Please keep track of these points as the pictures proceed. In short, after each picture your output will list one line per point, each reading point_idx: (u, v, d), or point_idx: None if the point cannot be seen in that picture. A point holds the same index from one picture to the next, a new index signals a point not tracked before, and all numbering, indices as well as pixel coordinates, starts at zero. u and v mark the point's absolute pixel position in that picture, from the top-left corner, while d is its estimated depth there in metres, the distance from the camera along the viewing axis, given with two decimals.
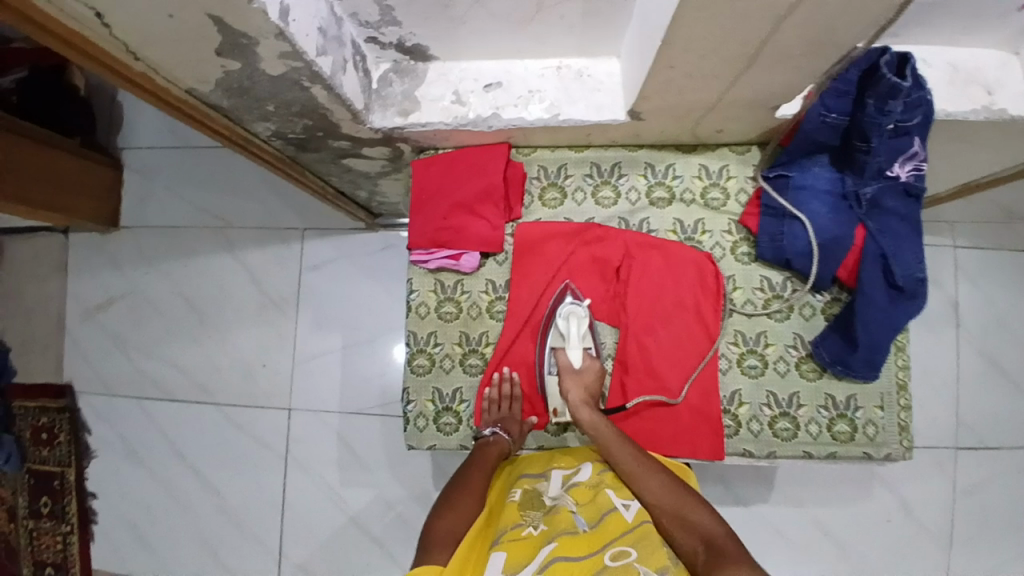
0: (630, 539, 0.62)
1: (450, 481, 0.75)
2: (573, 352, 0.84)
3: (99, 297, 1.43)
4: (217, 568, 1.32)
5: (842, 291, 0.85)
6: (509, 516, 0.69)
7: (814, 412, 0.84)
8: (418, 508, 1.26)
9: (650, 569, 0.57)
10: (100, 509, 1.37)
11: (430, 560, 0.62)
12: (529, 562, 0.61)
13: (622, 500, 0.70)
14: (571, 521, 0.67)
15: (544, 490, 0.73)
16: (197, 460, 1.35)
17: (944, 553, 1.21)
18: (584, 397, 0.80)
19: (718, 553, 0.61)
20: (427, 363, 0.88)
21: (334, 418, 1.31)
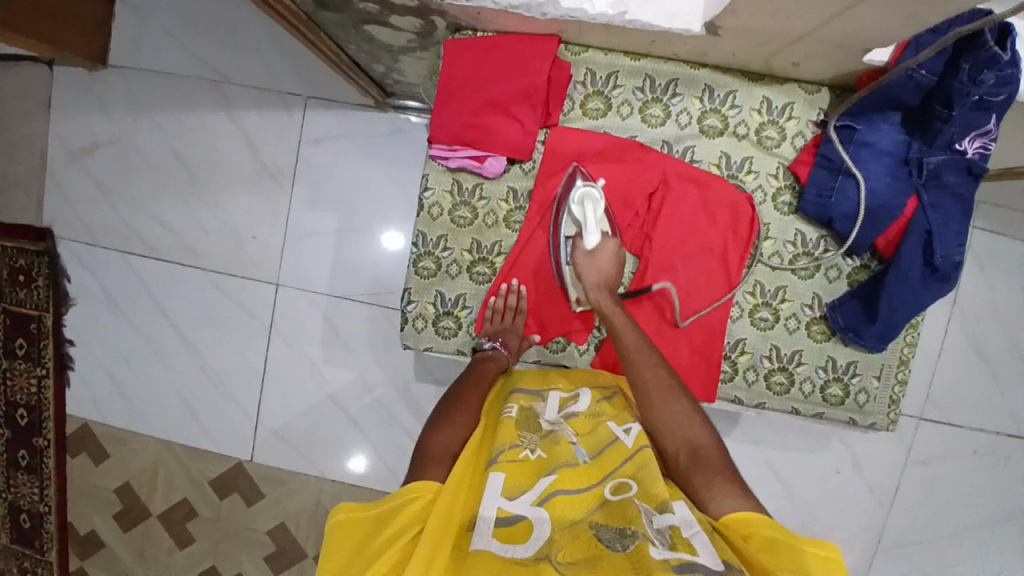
0: (629, 470, 0.59)
1: (441, 404, 0.70)
2: (590, 236, 0.78)
3: (83, 138, 1.33)
4: (194, 427, 1.34)
5: (873, 259, 0.81)
6: (505, 433, 0.63)
7: (812, 371, 0.83)
8: (396, 399, 1.27)
9: (650, 506, 0.53)
10: (78, 356, 1.37)
11: (424, 475, 0.58)
12: (528, 488, 0.56)
13: (623, 428, 0.67)
14: (570, 453, 0.61)
15: (540, 413, 0.69)
16: (180, 322, 1.33)
17: (887, 512, 1.28)
18: (599, 279, 0.77)
19: (700, 460, 0.61)
20: (432, 267, 0.84)
21: (321, 299, 1.28)
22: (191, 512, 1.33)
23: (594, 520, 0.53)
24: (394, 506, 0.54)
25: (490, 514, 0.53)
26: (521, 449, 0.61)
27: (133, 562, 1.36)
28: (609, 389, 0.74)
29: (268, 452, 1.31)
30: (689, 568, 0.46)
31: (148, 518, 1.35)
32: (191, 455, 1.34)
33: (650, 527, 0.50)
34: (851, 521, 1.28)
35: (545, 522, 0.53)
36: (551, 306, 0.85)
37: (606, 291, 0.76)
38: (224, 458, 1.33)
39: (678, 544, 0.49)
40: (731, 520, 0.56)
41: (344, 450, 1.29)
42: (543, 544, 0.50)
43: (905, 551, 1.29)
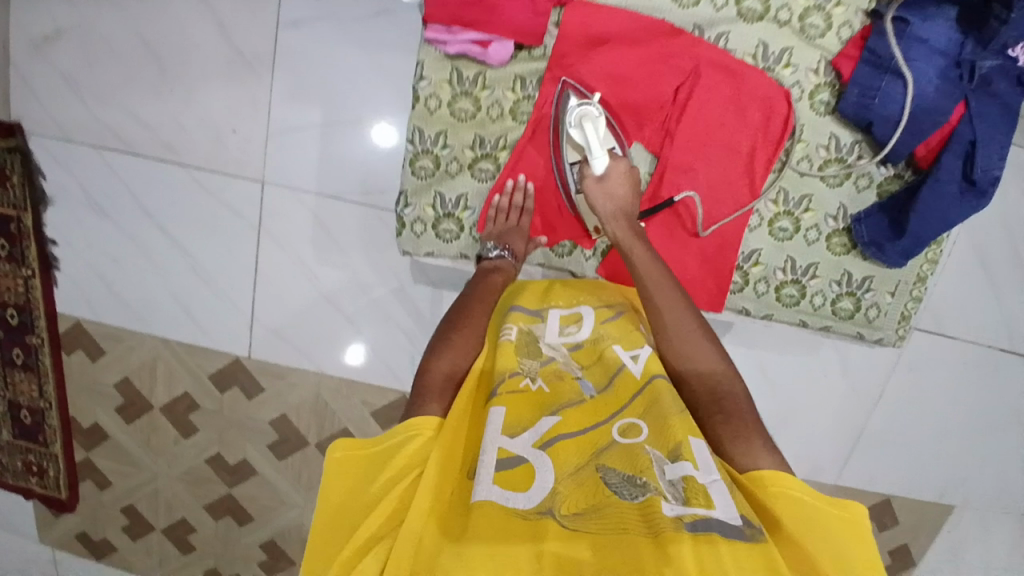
0: (638, 408, 0.56)
1: (441, 325, 0.67)
2: (597, 161, 0.71)
3: (42, 20, 1.12)
4: (189, 326, 1.24)
5: (908, 169, 0.76)
6: (504, 359, 0.60)
7: (824, 285, 0.81)
8: (388, 296, 1.20)
9: (663, 455, 0.50)
10: (63, 256, 1.22)
11: (424, 409, 0.55)
12: (529, 426, 0.53)
13: (631, 352, 0.63)
14: (576, 389, 0.59)
15: (540, 336, 0.67)
16: (165, 221, 1.19)
17: (870, 410, 1.19)
18: (614, 207, 0.71)
19: (725, 410, 0.57)
20: (430, 166, 0.81)
21: (309, 199, 1.15)
22: (194, 404, 1.28)
23: (601, 464, 0.50)
24: (397, 444, 0.52)
25: (490, 457, 0.49)
26: (521, 377, 0.59)
27: (139, 450, 1.32)
28: (614, 309, 0.71)
29: (268, 349, 1.24)
30: (704, 526, 0.44)
31: (151, 411, 1.29)
32: (188, 351, 1.25)
33: (662, 481, 0.48)
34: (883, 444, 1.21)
35: (548, 469, 0.50)
36: (556, 188, 0.81)
37: (624, 223, 0.70)
38: (220, 354, 1.25)
39: (691, 497, 0.46)
40: (751, 480, 0.51)
41: (338, 343, 1.21)
42: (546, 495, 0.48)
43: (883, 447, 1.21)
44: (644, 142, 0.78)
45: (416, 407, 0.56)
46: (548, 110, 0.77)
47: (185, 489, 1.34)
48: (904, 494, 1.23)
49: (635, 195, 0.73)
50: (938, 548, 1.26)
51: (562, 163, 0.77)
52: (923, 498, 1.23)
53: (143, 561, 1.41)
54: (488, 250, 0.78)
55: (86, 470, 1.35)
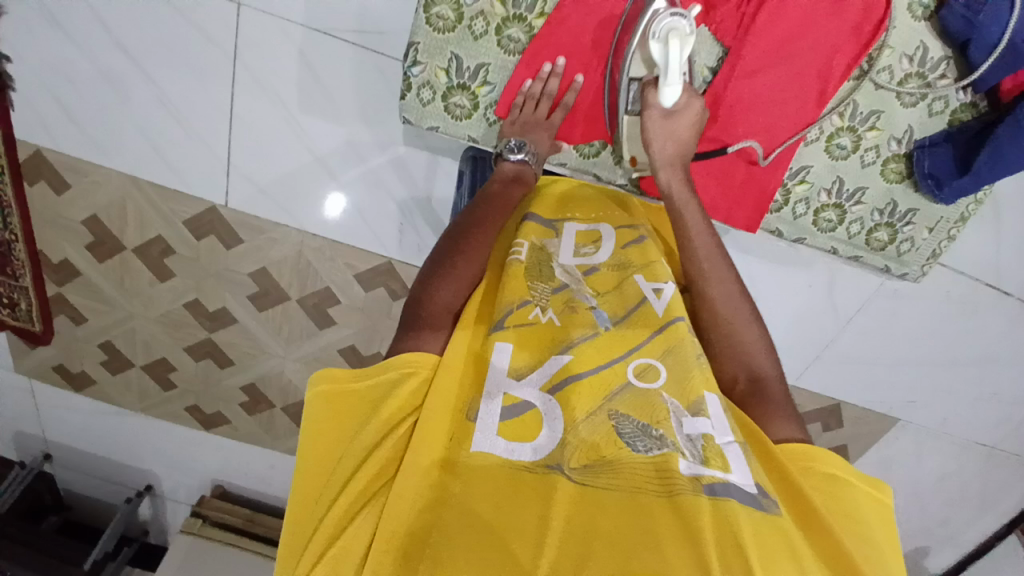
0: (657, 348, 0.51)
1: (442, 246, 0.60)
2: (668, 89, 0.65)
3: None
4: (161, 167, 1.06)
5: (985, 100, 0.69)
6: (512, 282, 0.56)
7: (866, 213, 0.80)
8: (380, 161, 1.04)
9: (682, 407, 0.47)
10: (16, 73, 0.99)
11: (424, 347, 0.53)
12: (536, 367, 0.50)
13: (653, 285, 0.57)
14: (589, 318, 0.53)
15: (554, 255, 0.61)
16: (129, 40, 0.96)
17: (839, 327, 1.13)
18: (674, 154, 0.66)
19: (762, 392, 0.55)
20: (451, 20, 0.71)
21: (297, 33, 0.94)
22: (169, 251, 1.15)
23: (613, 411, 0.46)
24: (390, 383, 0.50)
25: (494, 405, 0.47)
26: (532, 308, 0.54)
27: (113, 290, 1.21)
28: (639, 232, 0.65)
29: (245, 201, 1.08)
30: (721, 491, 0.42)
31: (124, 253, 1.16)
32: (163, 195, 1.08)
33: (680, 436, 0.45)
34: (875, 377, 1.18)
35: (557, 417, 0.46)
36: (603, 109, 0.75)
37: (677, 168, 0.66)
38: (196, 199, 1.09)
39: (710, 458, 0.44)
40: (790, 451, 0.50)
41: (315, 199, 1.07)
42: (556, 445, 0.45)
43: (844, 359, 1.17)
44: (713, 26, 0.68)
45: (416, 341, 0.54)
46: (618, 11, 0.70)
47: (163, 332, 1.26)
48: (857, 403, 1.21)
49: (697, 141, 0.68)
50: (868, 456, 1.28)
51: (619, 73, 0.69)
52: (876, 410, 1.23)
53: (124, 397, 1.37)
54: (507, 153, 0.69)
55: (59, 305, 1.25)
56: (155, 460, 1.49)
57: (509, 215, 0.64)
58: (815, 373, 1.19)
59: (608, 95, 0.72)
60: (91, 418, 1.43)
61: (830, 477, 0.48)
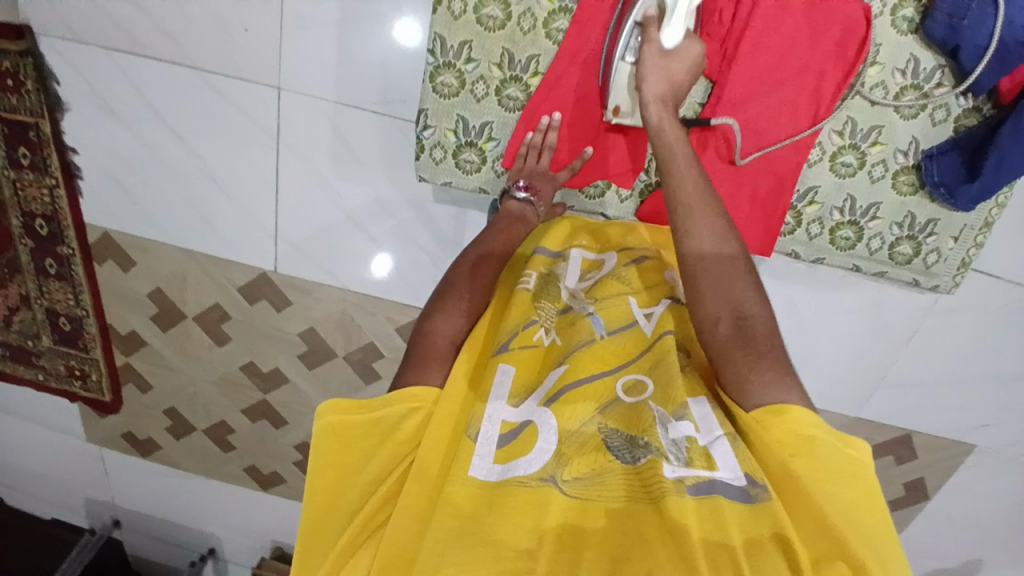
0: (644, 365, 0.61)
1: (444, 281, 0.67)
2: (669, 33, 0.67)
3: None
4: (215, 239, 1.15)
5: (988, 102, 0.70)
6: (518, 308, 0.65)
7: (885, 227, 0.79)
8: (410, 217, 1.08)
9: (667, 412, 0.55)
10: (87, 167, 1.11)
11: (424, 380, 0.57)
12: (535, 390, 0.58)
13: (643, 310, 0.67)
14: (588, 328, 0.64)
15: (561, 278, 0.71)
16: (183, 127, 1.05)
17: (898, 350, 1.05)
18: (664, 91, 0.67)
19: (746, 335, 0.58)
20: (454, 86, 0.77)
21: (329, 108, 1.00)
22: (225, 316, 1.23)
23: (603, 425, 0.54)
24: (392, 419, 0.53)
25: (494, 430, 0.53)
26: (536, 330, 0.63)
27: (177, 357, 1.30)
28: (638, 251, 0.74)
29: (291, 264, 1.15)
30: (708, 489, 0.48)
31: (185, 321, 1.25)
32: (218, 264, 1.17)
33: (665, 440, 0.52)
34: (945, 407, 1.09)
35: (551, 428, 0.54)
36: (602, 153, 0.79)
37: (666, 106, 0.67)
38: (247, 266, 1.17)
39: (695, 459, 0.51)
40: (764, 410, 0.55)
41: (361, 260, 1.12)
42: (548, 458, 0.51)
43: (908, 383, 1.08)
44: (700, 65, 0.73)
45: (421, 375, 0.57)
46: None
47: (221, 394, 1.34)
48: (925, 430, 1.12)
49: (688, 84, 0.69)
50: (946, 483, 1.19)
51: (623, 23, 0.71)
52: (944, 437, 1.14)
53: (188, 460, 1.44)
54: (513, 192, 0.76)
55: (126, 373, 1.35)
56: (217, 521, 1.54)
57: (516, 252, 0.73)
58: (878, 400, 1.11)
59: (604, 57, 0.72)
60: (157, 481, 1.51)
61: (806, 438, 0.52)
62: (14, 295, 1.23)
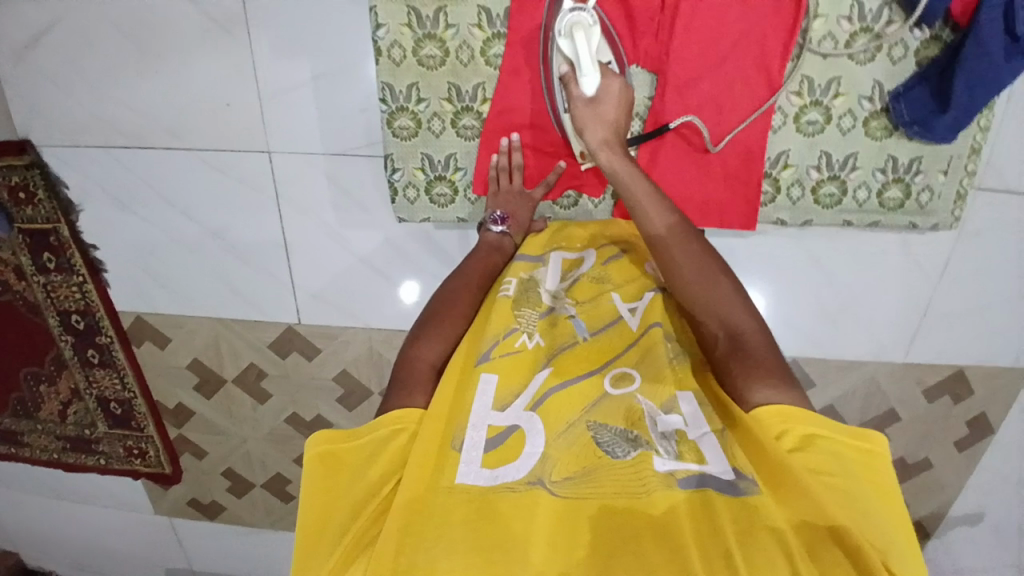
0: (632, 359, 0.65)
1: (428, 308, 0.69)
2: (586, 81, 0.68)
3: (15, 24, 0.97)
4: (238, 303, 1.20)
5: (945, 28, 0.69)
6: (501, 318, 0.66)
7: (867, 176, 0.77)
8: (417, 247, 1.10)
9: (655, 405, 0.59)
10: (109, 259, 1.17)
11: (410, 401, 0.59)
12: (521, 391, 0.60)
13: (628, 305, 0.71)
14: (570, 330, 0.68)
15: (541, 281, 0.73)
16: (188, 205, 1.10)
17: (931, 286, 0.99)
18: (606, 135, 0.69)
19: (741, 347, 0.59)
20: (411, 126, 0.79)
21: (319, 161, 1.03)
22: (263, 372, 1.27)
23: (591, 422, 0.57)
24: (380, 439, 0.56)
25: (481, 436, 0.55)
26: (518, 336, 0.65)
27: (225, 422, 1.36)
28: (616, 247, 0.77)
29: (313, 314, 1.19)
30: (698, 482, 0.51)
31: (226, 385, 1.30)
32: (245, 326, 1.22)
33: (653, 434, 0.56)
34: (996, 339, 1.03)
35: (538, 433, 0.56)
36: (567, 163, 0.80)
37: (613, 147, 0.69)
38: (274, 322, 1.21)
39: (684, 452, 0.54)
40: (763, 413, 0.54)
41: (380, 297, 1.15)
42: (536, 462, 0.54)
43: (949, 317, 1.01)
44: (641, 61, 0.74)
45: (404, 396, 0.59)
46: (538, 25, 0.73)
47: (273, 448, 1.38)
48: (979, 364, 1.05)
49: (626, 119, 0.70)
50: (1014, 417, 1.11)
51: (551, 78, 0.73)
52: (998, 364, 1.06)
53: (253, 516, 1.50)
54: (491, 224, 0.77)
55: (181, 445, 1.41)
56: (293, 570, 1.59)
57: (493, 268, 0.75)
58: (922, 343, 1.04)
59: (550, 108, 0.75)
60: (228, 543, 1.56)
61: (808, 436, 0.53)
62: (65, 389, 1.31)
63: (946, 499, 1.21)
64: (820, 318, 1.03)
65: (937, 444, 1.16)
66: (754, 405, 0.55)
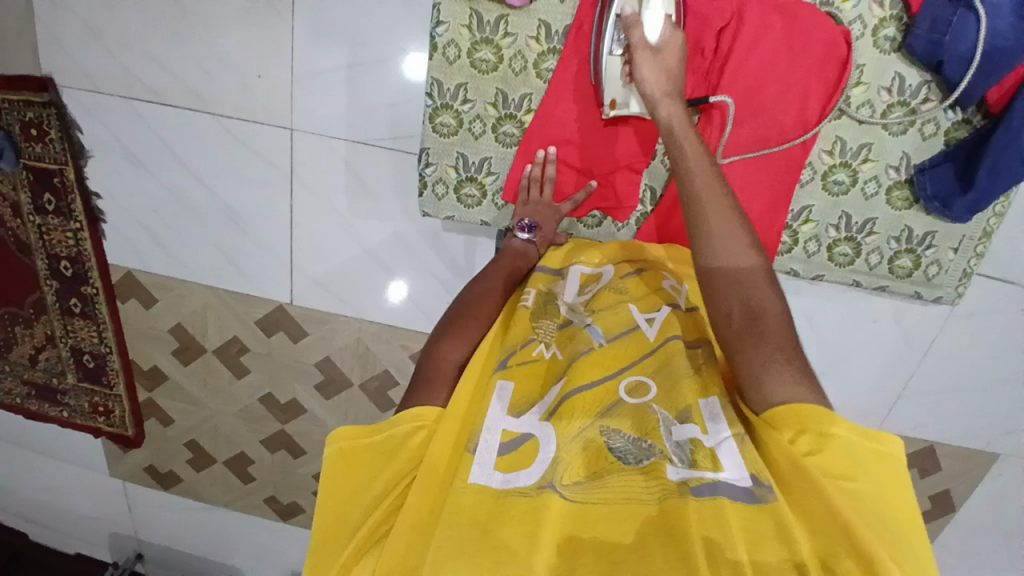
0: (649, 367, 0.64)
1: (450, 312, 0.69)
2: (650, 26, 0.67)
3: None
4: (233, 273, 1.19)
5: (977, 113, 0.72)
6: (518, 326, 0.67)
7: (882, 242, 0.80)
8: (424, 246, 1.10)
9: (671, 416, 0.58)
10: (109, 210, 1.16)
11: (429, 400, 0.59)
12: (536, 402, 0.61)
13: (645, 315, 0.70)
14: (586, 338, 0.67)
15: (560, 295, 0.74)
16: (201, 169, 1.10)
17: (917, 358, 1.01)
18: (667, 88, 0.66)
19: (756, 326, 0.59)
20: (452, 124, 0.80)
21: (340, 146, 1.04)
22: (245, 348, 1.26)
23: (606, 427, 0.57)
24: (398, 437, 0.56)
25: (495, 439, 0.55)
26: (535, 346, 0.66)
27: (198, 391, 1.34)
28: (637, 266, 0.78)
29: (309, 296, 1.18)
30: (710, 489, 0.51)
31: (205, 355, 1.29)
32: (236, 298, 1.21)
33: (669, 445, 0.55)
34: (971, 418, 1.06)
35: (550, 441, 0.56)
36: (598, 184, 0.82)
37: (675, 103, 0.66)
38: (264, 299, 1.20)
39: (699, 460, 0.54)
40: (779, 414, 0.55)
41: (379, 290, 1.15)
42: (548, 467, 0.54)
43: (931, 390, 1.04)
44: None
45: (424, 397, 0.59)
46: None
47: (242, 425, 1.37)
48: (952, 442, 1.08)
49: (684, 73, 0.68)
50: (978, 498, 1.13)
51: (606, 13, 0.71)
52: (969, 446, 1.09)
53: (210, 492, 1.47)
54: (518, 231, 0.79)
55: (149, 408, 1.38)
56: (241, 553, 1.56)
57: (516, 279, 0.75)
58: (901, 413, 1.07)
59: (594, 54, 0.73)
60: (180, 515, 1.53)
61: (824, 436, 0.53)
62: (40, 335, 1.28)
63: None
64: None
65: None
66: (767, 405, 0.56)
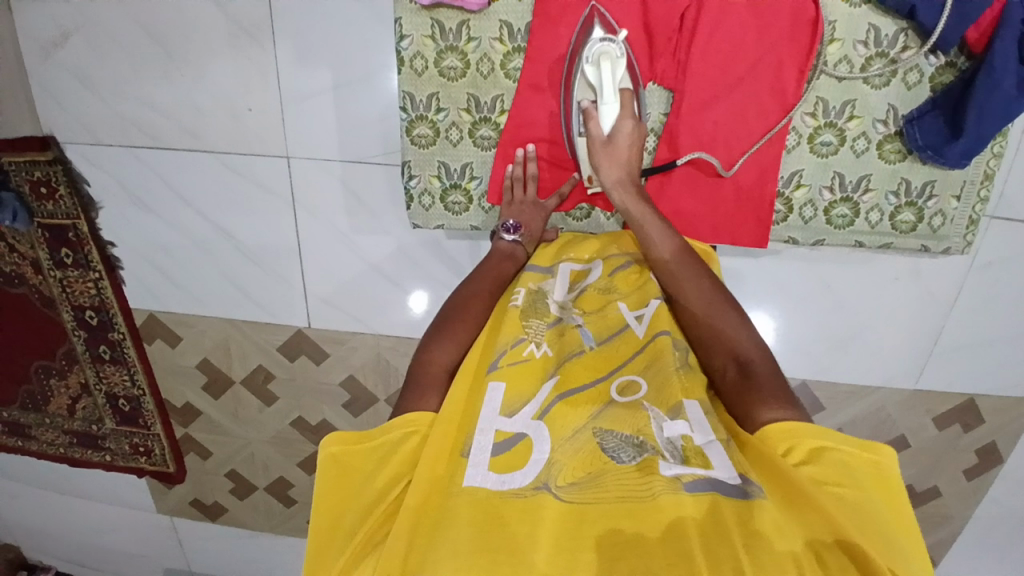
0: (637, 366, 0.65)
1: (441, 312, 0.71)
2: (604, 117, 0.72)
3: (45, 22, 1.00)
4: (249, 305, 1.21)
5: (961, 55, 0.70)
6: (509, 326, 0.67)
7: (880, 198, 0.78)
8: (428, 256, 1.11)
9: (661, 412, 0.59)
10: (125, 255, 1.19)
11: (423, 405, 0.61)
12: (529, 400, 0.61)
13: (634, 312, 0.71)
14: (577, 340, 0.68)
15: (549, 293, 0.73)
16: (206, 207, 1.12)
17: (942, 312, 0.98)
18: (621, 175, 0.73)
19: (748, 375, 0.62)
20: (429, 135, 0.80)
21: (336, 167, 1.05)
22: (269, 375, 1.28)
23: (598, 428, 0.57)
24: (391, 441, 0.58)
25: (488, 440, 0.56)
26: (526, 346, 0.66)
27: (230, 423, 1.37)
28: (624, 258, 0.77)
29: (322, 318, 1.20)
30: (704, 486, 0.51)
31: (234, 385, 1.31)
32: (255, 327, 1.23)
33: (661, 440, 0.56)
34: (1008, 367, 1.02)
35: (545, 440, 0.57)
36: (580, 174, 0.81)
37: (626, 186, 0.73)
38: (282, 325, 1.22)
39: (690, 457, 0.54)
40: (768, 431, 0.56)
41: (391, 304, 1.16)
42: (543, 467, 0.54)
43: (960, 343, 1.01)
44: (658, 79, 0.75)
45: (416, 401, 0.61)
46: (564, 49, 0.75)
47: (276, 451, 1.39)
48: (988, 393, 1.04)
49: (638, 158, 0.74)
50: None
51: (569, 102, 0.75)
52: (1009, 395, 1.05)
53: (253, 519, 1.50)
54: (504, 233, 0.78)
55: (186, 444, 1.42)
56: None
57: (505, 281, 0.75)
58: (932, 369, 1.04)
59: (564, 130, 0.77)
60: (228, 544, 1.56)
61: (817, 450, 0.54)
62: (75, 384, 1.32)
63: (953, 528, 1.19)
64: (829, 340, 1.03)
65: (945, 473, 1.14)
66: (757, 425, 0.58)
